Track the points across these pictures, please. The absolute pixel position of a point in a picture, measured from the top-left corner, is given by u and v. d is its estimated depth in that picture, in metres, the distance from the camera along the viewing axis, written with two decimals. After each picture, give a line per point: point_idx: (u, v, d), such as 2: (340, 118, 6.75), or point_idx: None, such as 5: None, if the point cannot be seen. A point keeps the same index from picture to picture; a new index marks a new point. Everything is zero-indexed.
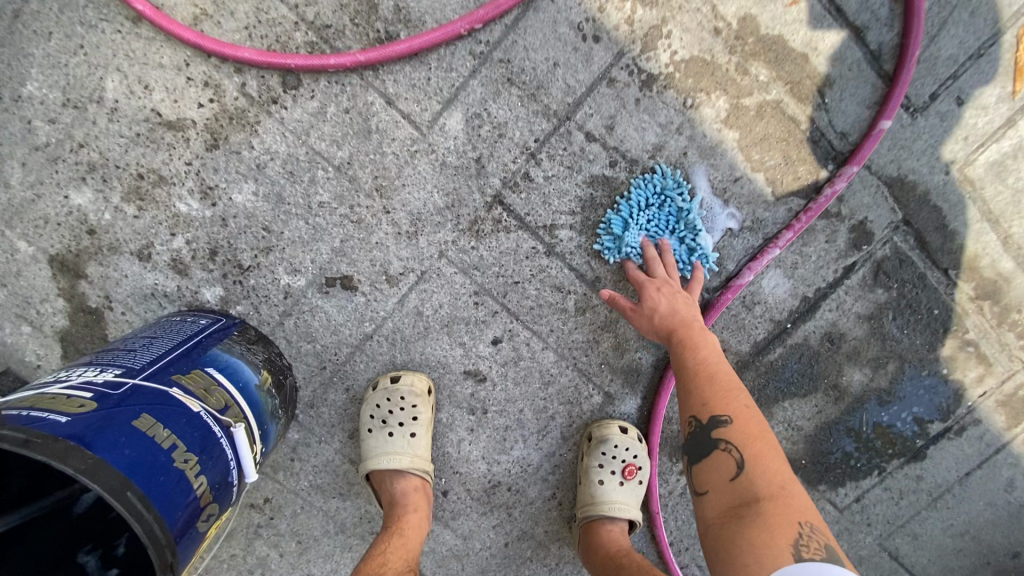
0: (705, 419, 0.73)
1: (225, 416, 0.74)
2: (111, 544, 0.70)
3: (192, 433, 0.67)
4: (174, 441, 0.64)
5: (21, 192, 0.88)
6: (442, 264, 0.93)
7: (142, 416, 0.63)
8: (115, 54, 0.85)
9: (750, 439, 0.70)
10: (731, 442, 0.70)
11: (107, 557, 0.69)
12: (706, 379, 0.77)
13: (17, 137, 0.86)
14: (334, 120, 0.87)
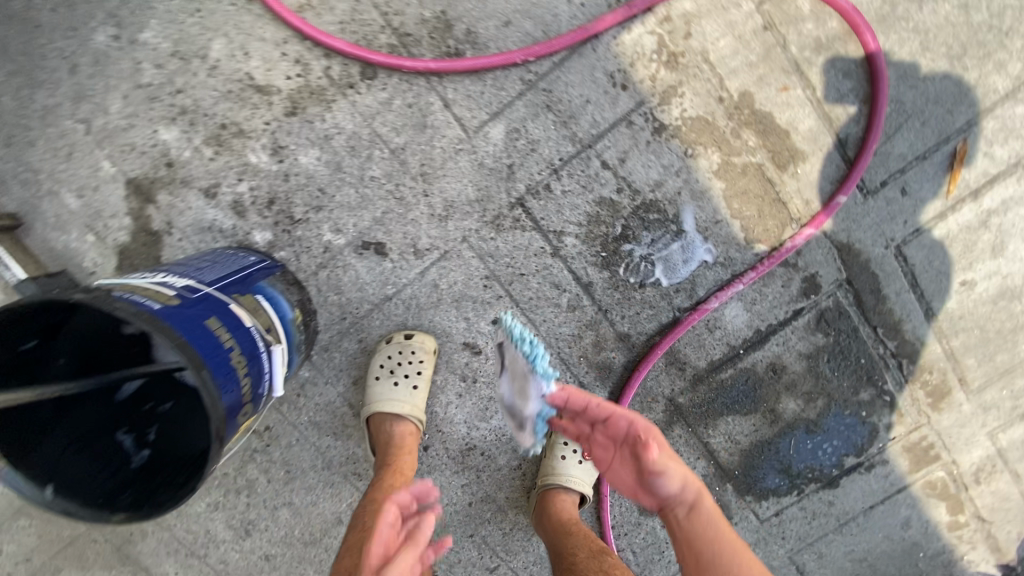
0: None
1: (268, 335, 0.89)
2: (143, 430, 0.85)
3: (245, 341, 0.82)
4: (234, 344, 0.79)
5: (117, 120, 1.02)
6: (463, 249, 1.09)
7: (212, 318, 0.78)
8: (225, 22, 1.00)
9: None
10: None
11: (140, 440, 0.84)
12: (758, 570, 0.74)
13: (126, 74, 1.00)
14: (396, 112, 1.03)
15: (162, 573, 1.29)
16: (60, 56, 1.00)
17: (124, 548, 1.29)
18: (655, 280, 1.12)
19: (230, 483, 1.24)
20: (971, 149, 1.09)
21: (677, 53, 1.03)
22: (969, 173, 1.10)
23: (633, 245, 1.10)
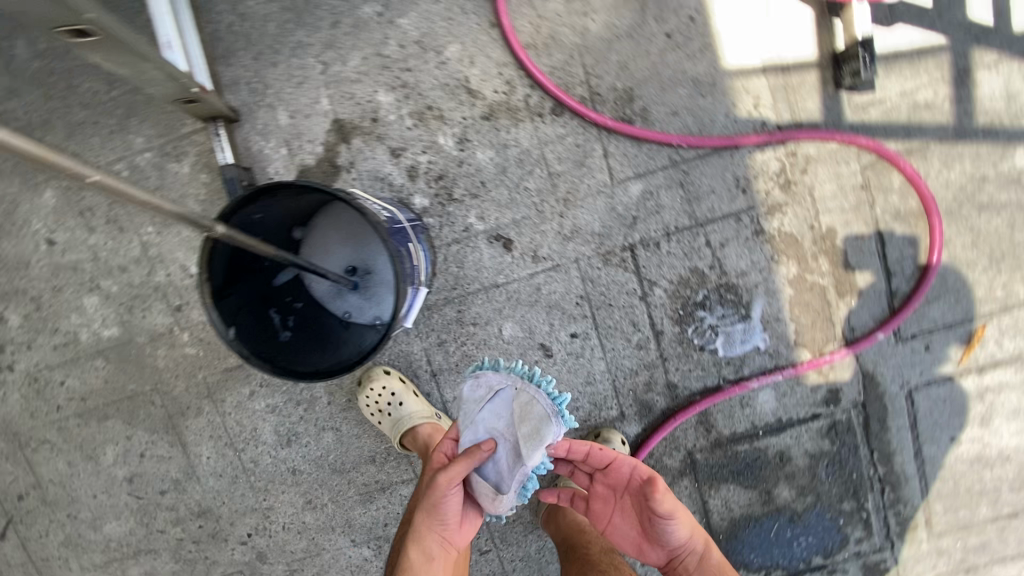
0: None
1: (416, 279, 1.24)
2: (290, 309, 1.20)
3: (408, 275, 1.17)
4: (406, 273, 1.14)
5: (350, 73, 1.25)
6: (571, 269, 1.31)
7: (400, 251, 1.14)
8: (464, 32, 1.23)
9: None
10: None
11: (285, 317, 1.20)
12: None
13: (373, 42, 1.24)
14: (564, 146, 1.26)
15: (197, 453, 1.43)
16: (327, 10, 1.23)
17: (174, 418, 1.41)
18: (713, 349, 1.33)
19: (296, 393, 1.39)
20: (987, 332, 1.32)
21: (792, 180, 1.26)
22: (980, 351, 1.33)
23: (705, 314, 1.31)
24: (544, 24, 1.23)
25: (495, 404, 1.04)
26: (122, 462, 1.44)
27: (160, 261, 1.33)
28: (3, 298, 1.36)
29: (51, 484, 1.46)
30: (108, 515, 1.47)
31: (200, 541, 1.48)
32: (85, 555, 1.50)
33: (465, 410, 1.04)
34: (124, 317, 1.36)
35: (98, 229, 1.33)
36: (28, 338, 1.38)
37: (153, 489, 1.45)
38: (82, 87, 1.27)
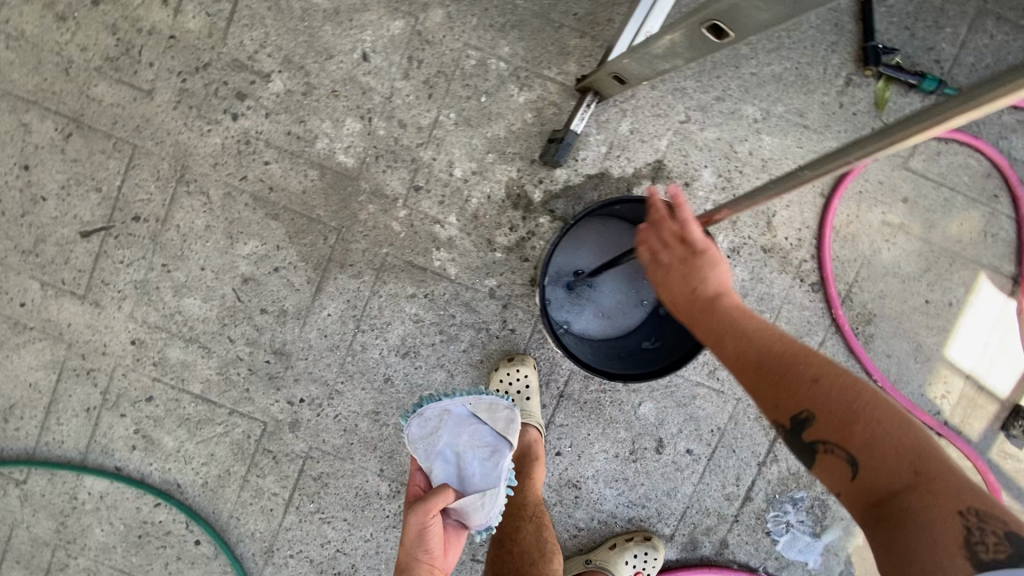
0: (790, 421, 0.77)
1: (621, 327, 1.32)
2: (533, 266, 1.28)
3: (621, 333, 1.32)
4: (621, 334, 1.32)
5: (699, 138, 1.34)
6: (728, 402, 1.43)
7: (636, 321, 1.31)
8: (801, 179, 1.36)
9: (848, 435, 0.73)
10: (828, 445, 0.74)
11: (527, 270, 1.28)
12: (760, 364, 0.81)
13: (734, 131, 1.34)
14: (798, 315, 1.39)
15: (323, 304, 1.40)
16: (723, 81, 1.33)
17: (329, 264, 1.39)
18: (774, 539, 1.46)
19: (446, 323, 1.41)
20: None
21: None
22: None
23: (790, 510, 1.45)
24: (856, 222, 1.38)
25: (455, 421, 1.25)
26: (251, 261, 1.39)
27: (436, 143, 1.36)
28: (284, 63, 1.34)
29: (175, 230, 1.39)
30: (198, 291, 1.41)
31: (254, 373, 1.43)
32: (145, 307, 1.42)
33: (425, 444, 1.21)
34: (367, 159, 1.36)
35: (411, 80, 1.34)
36: (273, 108, 1.35)
37: (256, 302, 1.41)
38: None
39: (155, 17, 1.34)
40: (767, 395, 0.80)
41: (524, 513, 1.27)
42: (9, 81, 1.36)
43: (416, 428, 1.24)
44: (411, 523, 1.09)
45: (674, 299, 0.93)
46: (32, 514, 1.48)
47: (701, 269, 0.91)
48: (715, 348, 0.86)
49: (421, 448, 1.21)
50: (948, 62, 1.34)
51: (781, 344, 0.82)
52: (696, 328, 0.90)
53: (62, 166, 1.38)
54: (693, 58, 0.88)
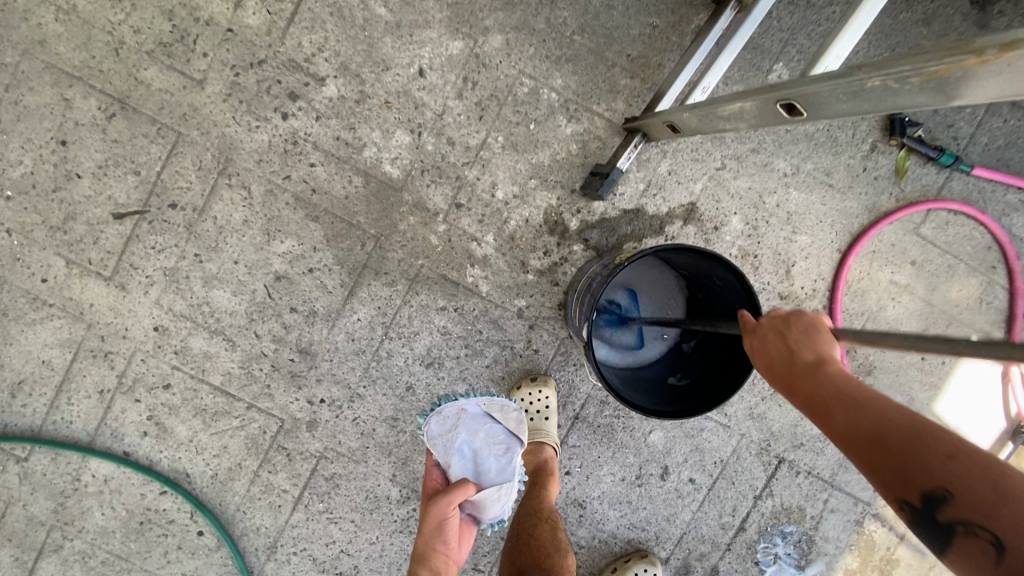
0: (919, 499, 0.62)
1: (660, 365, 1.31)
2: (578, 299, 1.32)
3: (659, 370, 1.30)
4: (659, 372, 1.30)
5: (732, 186, 1.41)
6: (733, 437, 1.49)
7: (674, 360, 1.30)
8: (821, 233, 1.44)
9: (993, 517, 0.59)
10: (968, 525, 0.59)
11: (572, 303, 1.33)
12: (873, 435, 0.67)
13: (765, 182, 1.42)
14: None
15: (354, 308, 1.42)
16: (759, 135, 1.41)
17: (364, 269, 1.41)
18: (762, 568, 1.54)
19: (472, 338, 1.44)
20: None
21: None
22: None
23: (779, 543, 1.53)
24: (867, 278, 1.47)
25: (472, 420, 1.28)
26: (286, 259, 1.40)
27: (482, 164, 1.40)
28: (340, 69, 1.36)
29: (211, 221, 1.39)
30: (228, 284, 1.41)
31: (277, 369, 1.44)
32: (173, 294, 1.41)
33: (443, 441, 1.26)
34: (412, 171, 1.39)
35: (463, 100, 1.38)
36: (325, 112, 1.37)
37: (286, 300, 1.42)
38: (558, 7, 1.37)
39: (214, 8, 1.34)
40: (880, 465, 0.65)
41: (540, 514, 1.32)
42: (55, 54, 1.33)
43: (435, 426, 1.28)
44: (430, 515, 1.15)
45: (768, 365, 0.83)
46: (30, 493, 1.45)
47: (805, 335, 0.80)
48: (820, 416, 0.73)
49: (439, 445, 1.26)
50: (964, 140, 1.44)
51: (901, 418, 0.67)
52: (792, 397, 0.78)
53: (100, 144, 1.36)
54: (752, 127, 0.96)
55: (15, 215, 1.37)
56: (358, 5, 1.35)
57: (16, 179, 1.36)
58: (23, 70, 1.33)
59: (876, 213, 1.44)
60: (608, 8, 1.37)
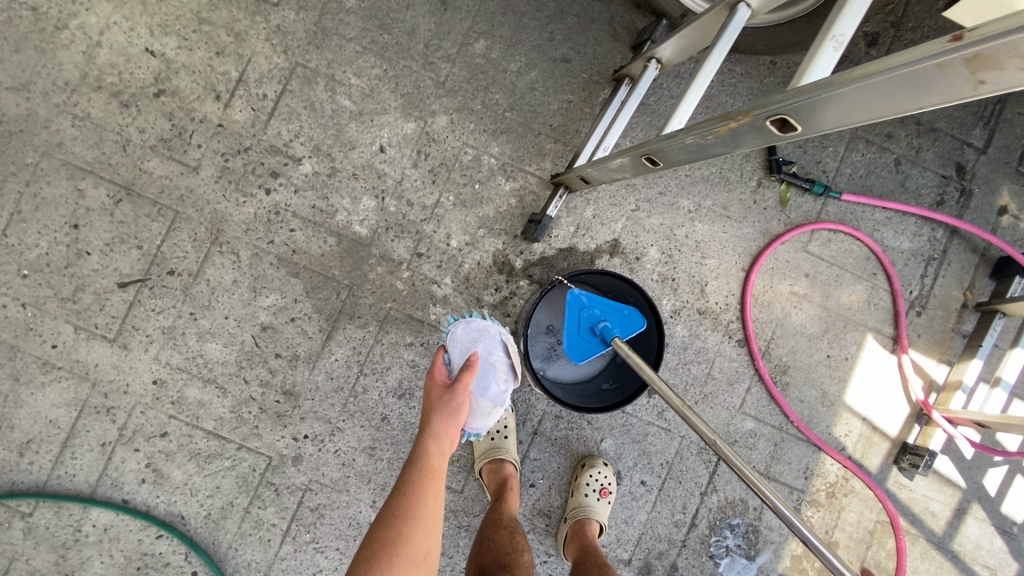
0: None
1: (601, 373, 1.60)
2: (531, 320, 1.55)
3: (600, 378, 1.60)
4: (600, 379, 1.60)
5: (647, 223, 1.70)
6: (675, 439, 1.69)
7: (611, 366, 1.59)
8: (726, 256, 1.72)
9: None
10: None
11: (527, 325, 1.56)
12: None
13: (674, 217, 1.71)
14: (728, 366, 1.71)
15: (333, 350, 1.62)
16: (664, 180, 1.70)
17: (340, 315, 1.63)
18: (717, 561, 1.69)
19: None
20: None
21: (832, 496, 1.73)
22: None
23: (729, 535, 1.70)
24: (770, 291, 1.73)
25: (492, 341, 1.43)
26: (271, 311, 1.62)
27: (437, 219, 1.66)
28: (314, 150, 1.64)
29: (205, 283, 1.60)
30: (220, 337, 1.60)
31: (264, 411, 1.61)
32: (170, 350, 1.59)
33: (463, 344, 1.41)
34: (379, 229, 1.65)
35: (418, 169, 1.67)
36: (302, 186, 1.64)
37: (272, 347, 1.61)
38: (491, 92, 1.69)
39: (207, 108, 1.62)
40: None
41: (500, 522, 1.43)
42: (72, 154, 1.59)
43: (460, 331, 1.43)
44: (447, 398, 1.25)
45: None
46: (33, 548, 1.55)
47: None
48: None
49: (459, 346, 1.41)
50: (832, 172, 1.76)
51: None
52: None
53: (108, 225, 1.59)
54: (637, 174, 1.23)
55: (31, 291, 1.57)
56: (327, 100, 1.65)
57: (32, 259, 1.57)
58: (42, 168, 1.58)
59: (769, 236, 1.73)
60: (531, 90, 1.69)
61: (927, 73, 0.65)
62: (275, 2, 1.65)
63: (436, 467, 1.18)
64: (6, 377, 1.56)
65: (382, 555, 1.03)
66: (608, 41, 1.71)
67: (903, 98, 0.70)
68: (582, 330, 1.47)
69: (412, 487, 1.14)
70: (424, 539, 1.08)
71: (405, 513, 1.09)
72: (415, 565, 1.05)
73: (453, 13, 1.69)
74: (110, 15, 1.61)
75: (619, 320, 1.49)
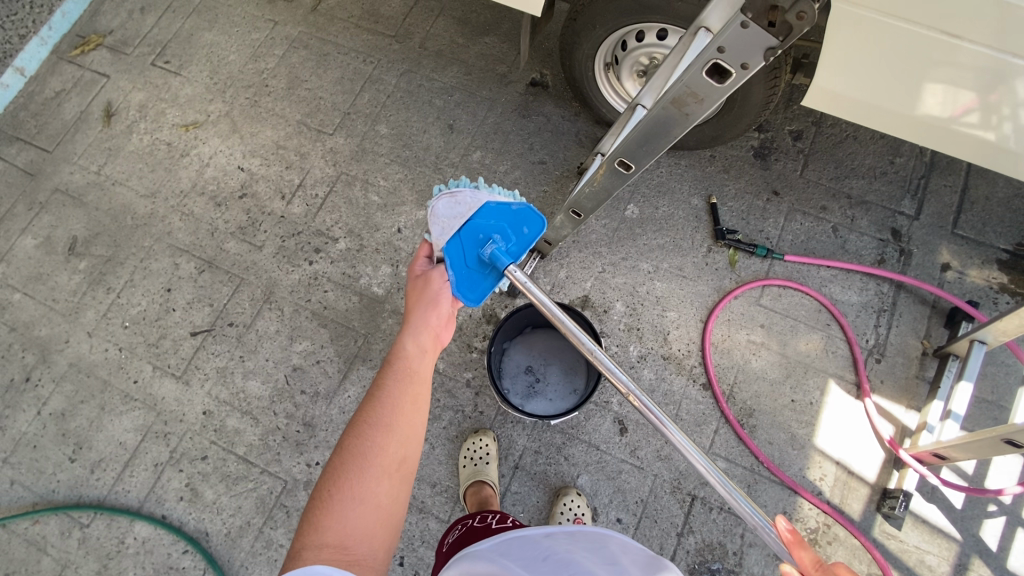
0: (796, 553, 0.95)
1: (551, 407, 1.84)
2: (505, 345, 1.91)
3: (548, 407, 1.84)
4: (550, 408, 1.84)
5: (612, 282, 2.01)
6: (648, 477, 1.80)
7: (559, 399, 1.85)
8: (685, 308, 1.97)
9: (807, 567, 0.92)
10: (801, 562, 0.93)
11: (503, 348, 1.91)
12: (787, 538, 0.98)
13: (636, 277, 2.01)
14: (695, 408, 1.86)
15: (347, 388, 1.95)
16: (626, 248, 2.04)
17: (356, 359, 1.98)
18: None
19: (432, 405, 1.91)
20: None
21: (816, 544, 1.72)
22: None
23: None
24: (728, 340, 1.94)
25: (473, 209, 1.38)
26: (302, 355, 1.99)
27: None
28: (348, 233, 2.14)
29: (254, 333, 2.03)
30: (260, 376, 1.98)
31: (286, 439, 1.90)
32: (220, 386, 1.97)
33: (447, 221, 1.39)
34: (392, 290, 2.05)
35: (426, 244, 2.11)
36: (337, 258, 2.10)
37: (299, 385, 1.96)
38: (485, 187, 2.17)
39: (275, 205, 2.19)
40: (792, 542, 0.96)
41: None
42: (176, 239, 2.17)
43: (444, 206, 1.40)
44: (423, 283, 1.29)
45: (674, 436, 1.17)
46: (83, 556, 1.82)
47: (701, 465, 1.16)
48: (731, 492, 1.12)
49: (442, 224, 1.39)
50: (775, 238, 2.04)
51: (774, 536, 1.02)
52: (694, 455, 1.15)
53: (192, 289, 2.10)
54: (574, 227, 1.74)
55: (128, 338, 2.05)
56: (361, 197, 2.19)
57: (135, 314, 2.08)
58: (154, 249, 2.15)
59: (722, 292, 1.99)
60: (515, 184, 2.17)
61: (662, 115, 1.17)
62: (331, 133, 2.29)
63: (414, 368, 1.16)
64: (95, 406, 1.98)
65: (347, 469, 1.01)
66: (575, 147, 2.20)
67: (664, 130, 1.21)
68: (472, 261, 1.35)
69: (388, 395, 1.11)
70: (399, 450, 1.06)
71: (376, 423, 1.07)
72: (388, 476, 1.03)
73: (458, 134, 2.25)
74: (218, 146, 2.29)
75: (510, 230, 1.37)
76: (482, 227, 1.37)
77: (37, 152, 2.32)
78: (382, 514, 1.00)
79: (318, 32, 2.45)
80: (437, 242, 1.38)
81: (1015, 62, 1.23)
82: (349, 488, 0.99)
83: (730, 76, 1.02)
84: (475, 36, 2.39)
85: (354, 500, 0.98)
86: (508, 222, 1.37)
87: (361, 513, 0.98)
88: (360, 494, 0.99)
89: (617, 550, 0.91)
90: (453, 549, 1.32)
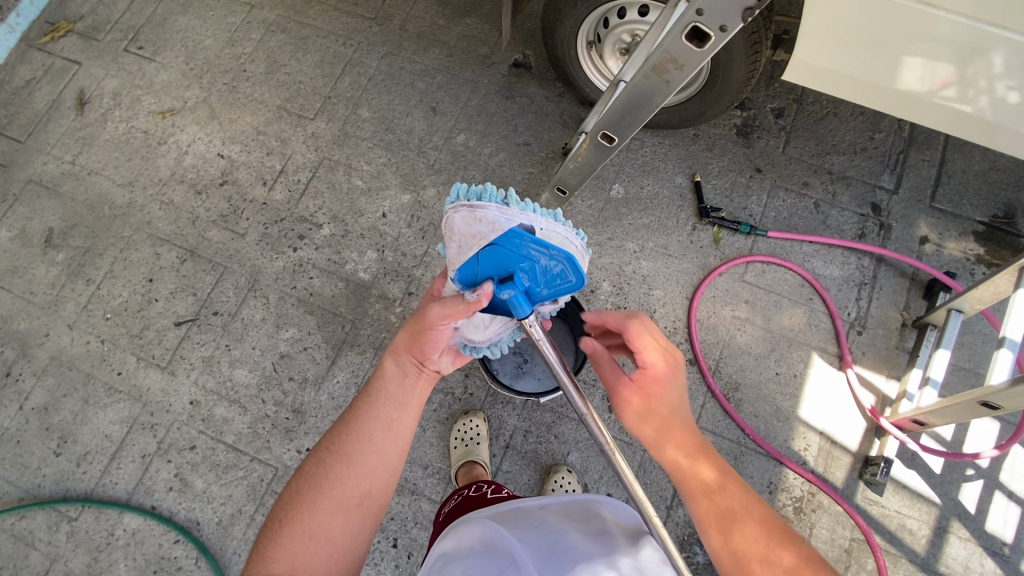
0: None
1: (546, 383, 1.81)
2: None
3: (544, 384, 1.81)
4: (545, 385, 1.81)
5: (599, 262, 2.02)
6: (638, 453, 1.83)
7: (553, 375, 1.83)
8: (670, 284, 1.99)
9: None
10: None
11: None
12: None
13: (623, 256, 2.02)
14: None
15: (336, 374, 1.94)
16: (611, 228, 2.05)
17: (344, 345, 1.97)
18: None
19: None
20: None
21: (801, 512, 1.76)
22: None
23: (699, 551, 1.75)
24: (713, 316, 1.96)
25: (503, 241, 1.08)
26: (289, 342, 1.98)
27: (426, 265, 2.04)
28: (332, 218, 2.12)
29: (240, 321, 2.01)
30: (247, 364, 1.96)
31: (275, 427, 1.90)
32: (207, 375, 1.95)
33: (465, 241, 1.11)
34: (378, 275, 2.04)
35: (411, 228, 2.09)
36: (321, 245, 2.08)
37: (286, 372, 1.95)
38: (469, 170, 2.16)
39: (256, 191, 2.16)
40: None
41: None
42: (156, 228, 2.13)
43: (462, 221, 1.10)
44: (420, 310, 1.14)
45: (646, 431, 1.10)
46: (72, 550, 1.81)
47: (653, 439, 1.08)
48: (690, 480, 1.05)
49: (460, 241, 1.11)
50: (758, 215, 2.07)
51: None
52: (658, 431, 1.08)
53: (174, 279, 2.07)
54: (561, 204, 1.75)
55: (110, 330, 2.02)
56: (345, 181, 2.16)
57: (116, 306, 2.04)
58: (133, 240, 2.12)
59: (707, 270, 2.01)
60: (500, 166, 2.16)
61: (643, 84, 1.17)
62: (312, 117, 2.25)
63: (386, 398, 1.13)
64: (79, 400, 1.95)
65: (301, 500, 1.03)
66: (560, 129, 2.20)
67: (647, 100, 1.21)
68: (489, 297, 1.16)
69: (355, 425, 1.11)
70: (362, 483, 1.06)
71: (337, 454, 1.07)
72: (345, 510, 1.03)
73: (441, 117, 2.23)
74: (197, 133, 2.25)
75: (540, 273, 1.12)
76: (506, 264, 1.11)
77: (8, 142, 2.26)
78: (333, 548, 1.01)
79: (296, 15, 2.40)
80: (452, 261, 1.15)
81: (993, 33, 1.22)
82: (298, 519, 1.01)
83: (709, 40, 1.02)
84: (456, 17, 2.36)
85: (302, 532, 1.00)
86: (535, 267, 1.11)
87: (310, 544, 0.99)
88: (310, 527, 1.00)
89: (608, 519, 0.92)
90: (449, 519, 1.35)
